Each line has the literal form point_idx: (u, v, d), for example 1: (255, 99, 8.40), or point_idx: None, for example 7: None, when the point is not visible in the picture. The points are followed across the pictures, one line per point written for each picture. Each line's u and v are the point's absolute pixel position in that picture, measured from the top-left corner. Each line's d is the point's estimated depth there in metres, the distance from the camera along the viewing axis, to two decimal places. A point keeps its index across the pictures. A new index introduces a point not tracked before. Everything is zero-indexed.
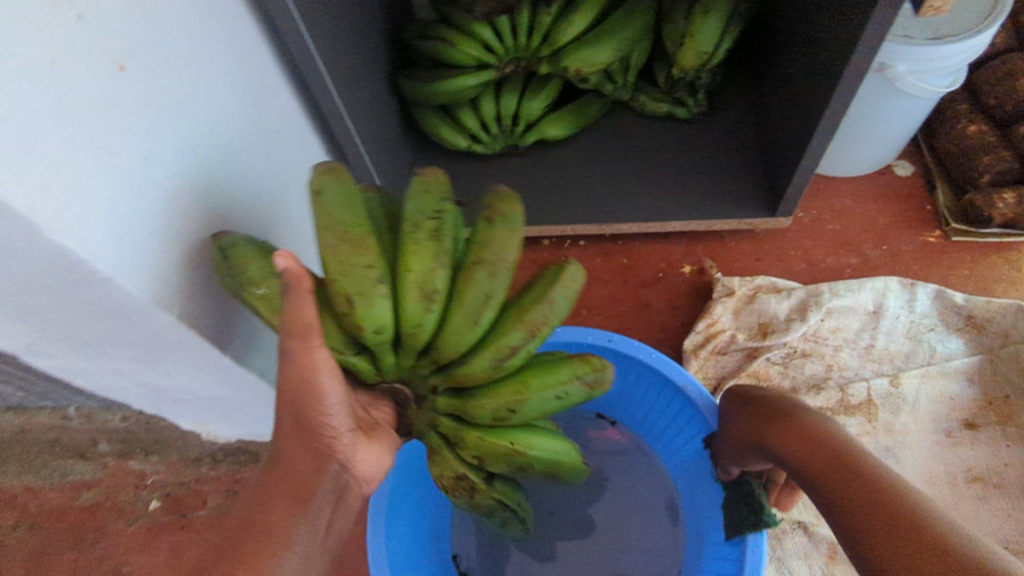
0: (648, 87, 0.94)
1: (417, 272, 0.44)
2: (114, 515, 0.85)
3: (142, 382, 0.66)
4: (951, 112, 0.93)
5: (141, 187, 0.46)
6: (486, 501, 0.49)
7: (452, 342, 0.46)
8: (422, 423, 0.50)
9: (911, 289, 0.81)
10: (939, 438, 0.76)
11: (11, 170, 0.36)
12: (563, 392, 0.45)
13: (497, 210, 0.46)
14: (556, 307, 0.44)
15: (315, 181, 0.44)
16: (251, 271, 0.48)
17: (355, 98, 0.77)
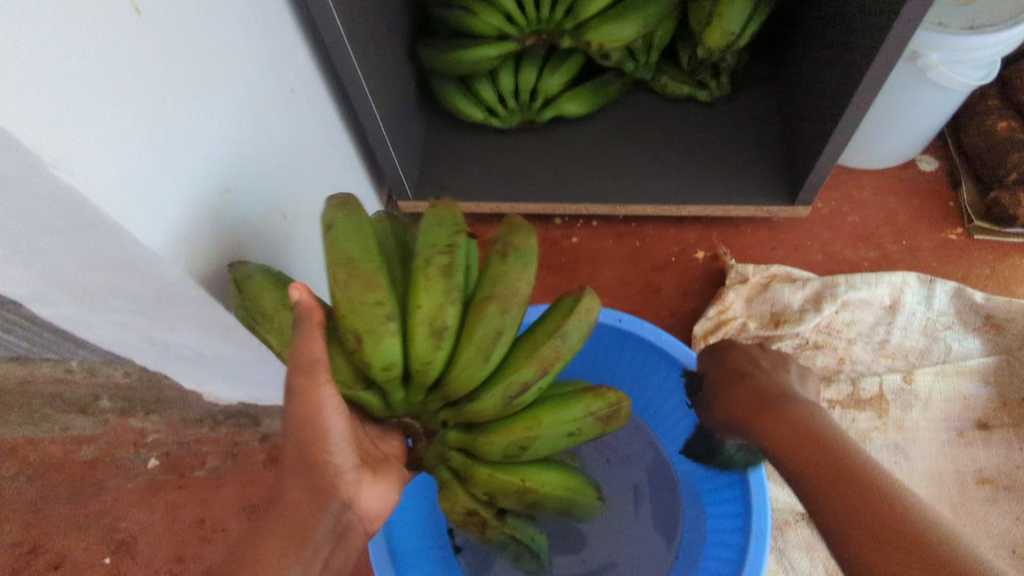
0: (670, 68, 0.92)
1: (427, 308, 0.40)
2: (112, 471, 0.85)
3: (145, 336, 0.66)
4: (982, 107, 0.90)
5: (155, 135, 0.46)
6: (498, 534, 0.47)
7: (462, 380, 0.42)
8: (431, 456, 0.46)
9: (930, 286, 0.78)
10: (950, 436, 0.75)
11: (26, 101, 0.35)
12: (576, 428, 0.44)
13: (511, 245, 0.44)
14: (569, 342, 0.42)
15: (326, 216, 0.41)
16: (265, 301, 0.47)
17: (372, 63, 0.76)
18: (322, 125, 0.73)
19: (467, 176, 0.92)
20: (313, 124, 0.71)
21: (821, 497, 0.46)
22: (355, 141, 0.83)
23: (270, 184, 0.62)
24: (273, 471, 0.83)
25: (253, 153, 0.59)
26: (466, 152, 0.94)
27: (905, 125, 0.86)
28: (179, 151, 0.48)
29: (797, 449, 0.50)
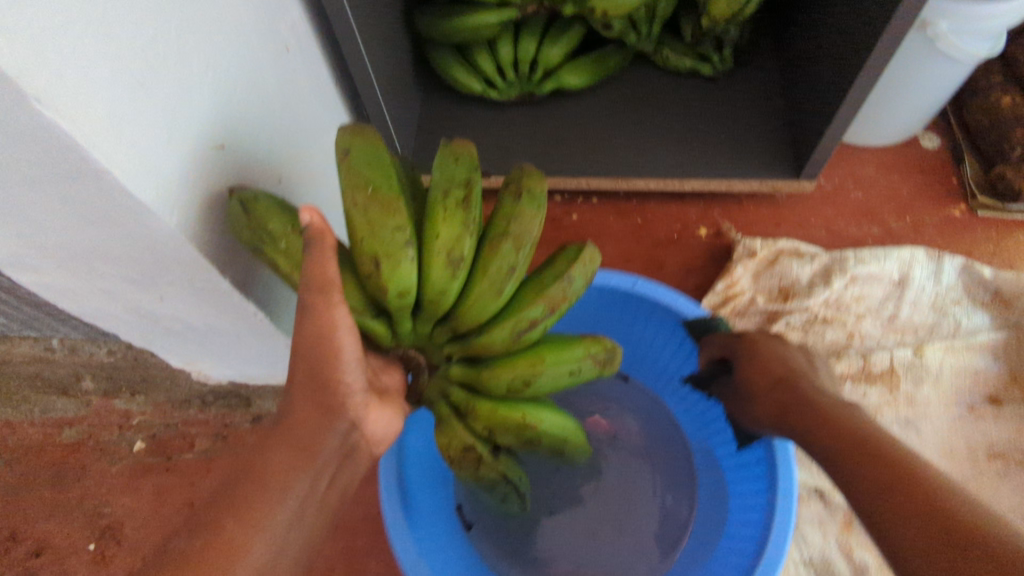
0: (672, 41, 0.91)
1: (445, 238, 0.39)
2: (96, 454, 0.82)
3: (133, 307, 0.63)
4: (985, 83, 0.90)
5: (144, 77, 0.42)
6: (490, 475, 0.45)
7: (472, 311, 0.41)
8: (432, 392, 0.45)
9: (938, 261, 0.78)
10: (962, 412, 0.74)
11: (5, 22, 0.32)
12: (577, 368, 0.42)
13: (525, 184, 0.41)
14: (575, 285, 0.41)
15: (342, 139, 0.39)
16: (273, 227, 0.45)
17: (369, 25, 0.73)
18: (316, 89, 0.70)
19: None
20: (307, 86, 0.68)
21: (878, 511, 0.41)
22: (350, 110, 0.80)
23: (265, 145, 0.59)
24: None
25: (246, 110, 0.56)
26: (463, 125, 0.91)
27: (908, 99, 0.85)
28: (170, 98, 0.45)
29: (847, 457, 0.45)
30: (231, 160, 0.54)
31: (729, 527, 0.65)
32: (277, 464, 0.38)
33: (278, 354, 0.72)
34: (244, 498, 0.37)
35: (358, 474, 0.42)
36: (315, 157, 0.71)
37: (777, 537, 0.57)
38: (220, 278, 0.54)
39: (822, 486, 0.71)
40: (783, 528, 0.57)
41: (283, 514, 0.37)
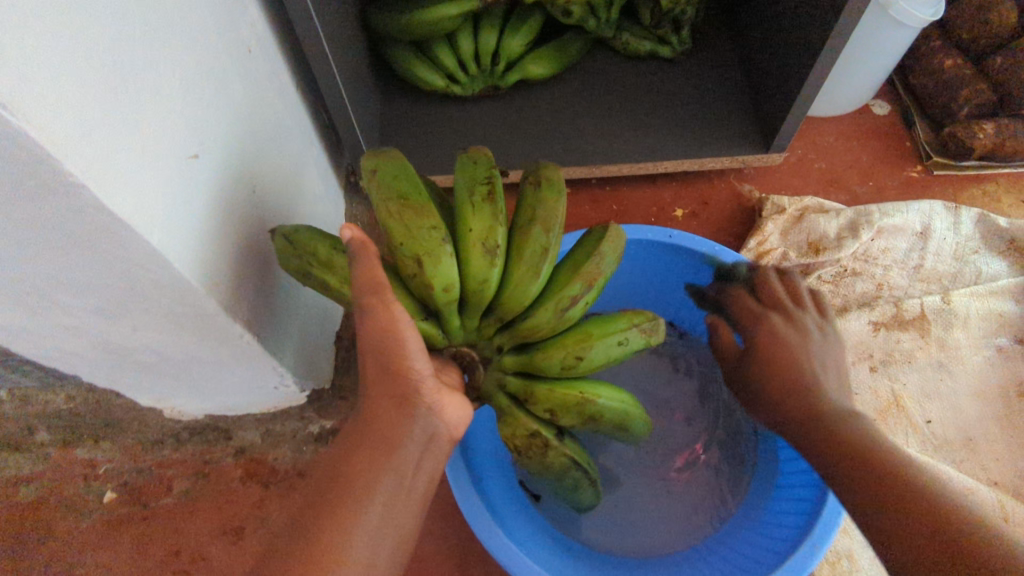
0: (630, 26, 0.90)
1: (477, 230, 0.41)
2: (61, 510, 0.74)
3: (101, 343, 0.57)
4: (926, 48, 0.93)
5: (113, 81, 0.38)
6: (559, 459, 0.45)
7: (513, 300, 0.43)
8: (489, 384, 0.45)
9: (956, 213, 0.83)
10: (991, 352, 0.77)
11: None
12: (624, 338, 0.43)
13: (543, 176, 0.45)
14: (605, 261, 0.43)
15: (371, 159, 0.43)
16: (320, 251, 0.46)
17: (328, 22, 0.69)
18: (280, 91, 0.65)
19: (431, 146, 0.86)
20: (271, 88, 0.63)
21: (865, 503, 0.46)
22: (313, 114, 0.76)
23: (236, 151, 0.54)
24: (254, 486, 0.75)
25: (218, 115, 0.51)
26: (429, 123, 0.88)
27: (861, 68, 0.88)
28: (141, 102, 0.41)
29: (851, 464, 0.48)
30: (207, 169, 0.49)
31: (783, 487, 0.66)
32: (362, 465, 0.40)
33: (266, 380, 0.67)
34: (332, 504, 0.38)
35: (407, 494, 0.40)
36: (286, 165, 0.66)
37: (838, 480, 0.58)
38: (205, 300, 0.49)
39: None
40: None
41: (371, 516, 0.38)
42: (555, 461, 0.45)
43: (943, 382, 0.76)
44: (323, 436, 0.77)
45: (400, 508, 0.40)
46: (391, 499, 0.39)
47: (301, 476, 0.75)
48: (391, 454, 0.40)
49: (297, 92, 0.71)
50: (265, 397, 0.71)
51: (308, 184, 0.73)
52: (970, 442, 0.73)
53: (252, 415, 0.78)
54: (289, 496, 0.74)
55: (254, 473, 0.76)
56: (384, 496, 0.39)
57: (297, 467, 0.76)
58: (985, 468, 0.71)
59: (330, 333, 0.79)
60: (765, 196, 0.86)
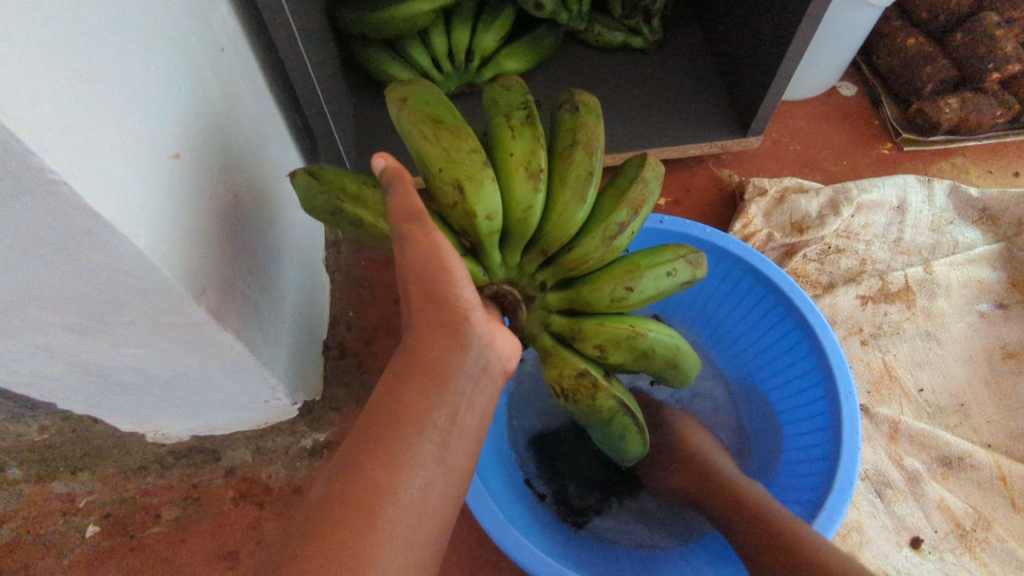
0: (601, 18, 0.90)
1: (520, 153, 0.42)
2: (39, 549, 0.70)
3: (79, 363, 0.53)
4: (889, 30, 0.95)
5: (87, 71, 0.35)
6: (608, 403, 0.44)
7: (557, 228, 0.43)
8: (534, 324, 0.47)
9: (928, 185, 0.84)
10: (973, 319, 0.79)
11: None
12: (673, 268, 0.43)
13: (579, 102, 0.45)
14: (650, 189, 0.44)
15: (399, 90, 0.43)
16: (350, 187, 0.44)
17: (302, 21, 0.67)
18: (255, 94, 0.63)
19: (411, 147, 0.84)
20: (247, 91, 0.61)
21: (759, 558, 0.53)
22: (288, 118, 0.74)
23: (215, 155, 0.52)
24: (248, 506, 0.71)
25: (195, 116, 0.49)
26: None
27: (829, 50, 0.90)
28: (117, 96, 0.38)
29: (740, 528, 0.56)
30: (187, 170, 0.47)
31: (787, 454, 0.68)
32: (415, 397, 0.39)
33: (256, 393, 0.64)
34: (384, 439, 0.38)
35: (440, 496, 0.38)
36: (266, 171, 0.64)
37: (850, 444, 0.60)
38: (191, 309, 0.47)
39: (863, 399, 0.74)
40: (854, 435, 0.60)
41: (425, 452, 0.38)
42: (605, 406, 0.45)
43: (932, 351, 0.77)
44: (317, 450, 0.74)
45: (452, 446, 0.39)
46: (444, 437, 0.39)
47: (297, 492, 0.72)
48: (443, 387, 0.40)
49: (271, 96, 0.68)
50: (255, 412, 0.69)
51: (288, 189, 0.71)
52: (963, 407, 0.74)
53: (241, 433, 0.74)
54: (285, 514, 0.71)
55: (247, 493, 0.72)
56: (436, 433, 0.39)
57: (293, 484, 0.72)
58: (979, 432, 0.73)
59: (317, 340, 0.76)
60: (748, 180, 0.87)
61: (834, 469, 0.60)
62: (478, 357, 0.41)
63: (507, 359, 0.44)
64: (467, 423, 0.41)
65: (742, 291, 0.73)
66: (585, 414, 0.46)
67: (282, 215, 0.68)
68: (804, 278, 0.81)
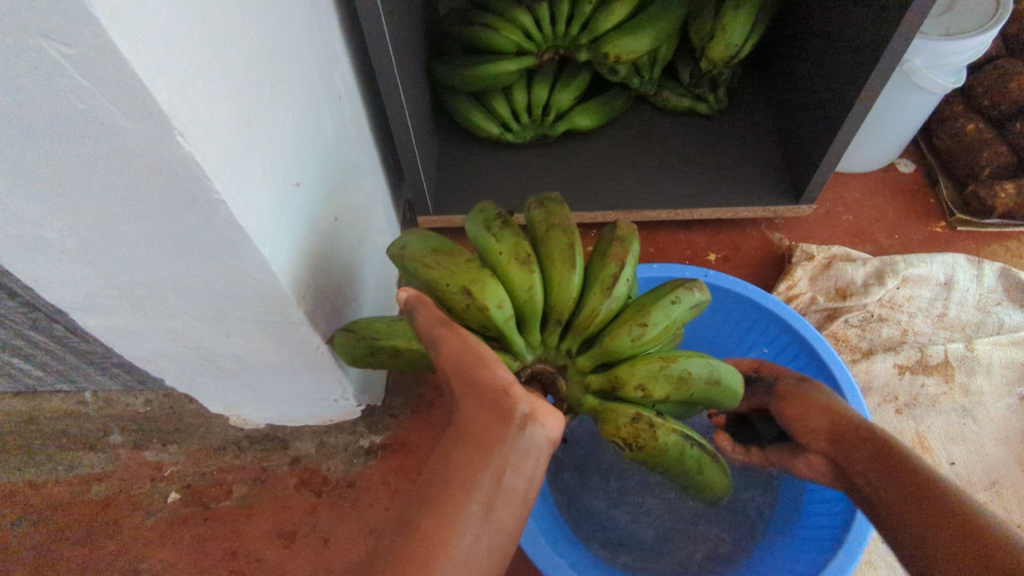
0: (671, 84, 0.99)
1: (507, 248, 0.51)
2: (127, 508, 0.79)
3: (193, 346, 0.63)
4: (950, 113, 1.00)
5: (250, 119, 0.45)
6: (671, 439, 0.47)
7: (561, 300, 0.51)
8: (575, 389, 0.51)
9: (978, 266, 0.87)
10: (1013, 400, 0.80)
11: (154, 53, 0.34)
12: (677, 297, 0.50)
13: (543, 202, 0.56)
14: (631, 244, 0.53)
15: (399, 241, 0.53)
16: (378, 325, 0.54)
17: (406, 73, 0.78)
18: (359, 134, 0.74)
19: (484, 189, 0.93)
20: (354, 131, 0.71)
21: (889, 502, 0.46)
22: (382, 153, 0.84)
23: (326, 185, 0.62)
24: (307, 494, 0.79)
25: (316, 153, 0.59)
26: (482, 167, 0.96)
27: (888, 129, 0.94)
28: (266, 136, 0.48)
29: (916, 515, 0.43)
30: (304, 195, 0.56)
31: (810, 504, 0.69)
32: (461, 465, 0.41)
33: (329, 391, 0.72)
34: (434, 498, 0.40)
35: (515, 488, 0.42)
36: (359, 199, 0.74)
37: None
38: (293, 309, 0.55)
39: None
40: None
41: (472, 513, 0.40)
42: (669, 444, 0.47)
43: (967, 427, 0.79)
44: (372, 450, 0.82)
45: (499, 508, 0.41)
46: (489, 499, 0.40)
47: (351, 486, 0.79)
48: (488, 453, 0.41)
49: (372, 135, 0.79)
50: (324, 408, 0.77)
51: (376, 216, 0.80)
52: (995, 484, 0.75)
53: (309, 427, 0.83)
54: (339, 505, 0.78)
55: (308, 483, 0.80)
56: (482, 495, 0.40)
57: (348, 478, 0.80)
58: (1009, 512, 0.74)
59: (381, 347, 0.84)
60: (795, 244, 0.91)
61: (850, 521, 0.61)
62: (522, 429, 0.42)
63: (554, 430, 0.44)
64: (513, 486, 0.41)
65: (778, 345, 0.77)
66: (655, 459, 0.48)
67: (369, 237, 0.77)
68: (844, 343, 0.84)
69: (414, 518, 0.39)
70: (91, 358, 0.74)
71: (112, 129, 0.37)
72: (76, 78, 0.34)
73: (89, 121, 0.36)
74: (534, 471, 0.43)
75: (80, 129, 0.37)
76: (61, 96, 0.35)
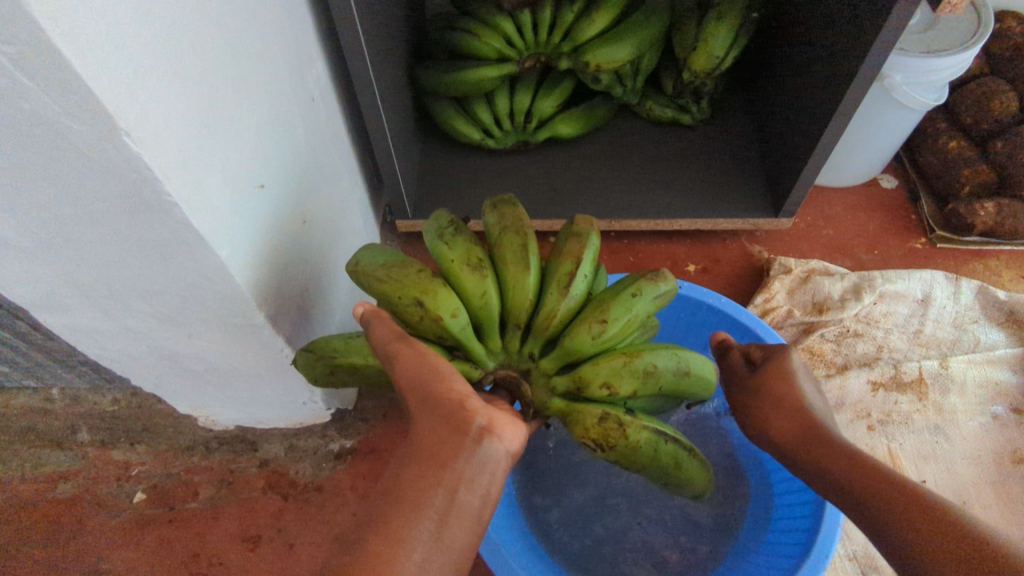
0: (654, 94, 0.99)
1: (459, 254, 0.51)
2: (92, 508, 0.78)
3: (155, 346, 0.63)
4: (932, 129, 1.00)
5: (208, 120, 0.44)
6: (642, 434, 0.46)
7: (518, 303, 0.51)
8: (541, 393, 0.50)
9: (956, 283, 0.87)
10: (986, 419, 0.80)
11: (102, 59, 0.34)
12: (636, 290, 0.50)
13: (496, 203, 0.56)
14: (587, 239, 0.53)
15: (354, 256, 0.51)
16: (335, 343, 0.53)
17: (384, 78, 0.77)
18: (334, 137, 0.73)
19: (463, 194, 0.93)
20: (327, 134, 0.71)
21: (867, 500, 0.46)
22: (359, 156, 0.84)
23: (295, 186, 0.61)
24: (274, 497, 0.78)
25: (284, 155, 0.59)
26: (463, 172, 0.95)
27: (869, 144, 0.94)
28: (225, 138, 0.47)
29: (897, 513, 0.43)
30: (269, 197, 0.56)
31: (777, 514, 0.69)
32: (415, 480, 0.41)
33: (295, 394, 0.72)
34: (386, 516, 0.40)
35: (470, 504, 0.41)
36: (332, 203, 0.73)
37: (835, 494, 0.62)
38: (254, 312, 0.55)
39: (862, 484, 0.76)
40: None
41: (423, 529, 0.40)
42: (641, 441, 0.46)
43: (939, 445, 0.79)
44: (342, 455, 0.81)
45: (451, 527, 0.40)
46: (442, 515, 0.40)
47: (319, 490, 0.79)
48: (442, 468, 0.41)
49: (347, 138, 0.79)
50: (292, 411, 0.77)
51: (351, 220, 0.80)
52: (965, 504, 0.75)
53: (278, 429, 0.82)
54: (306, 509, 0.77)
55: (275, 486, 0.79)
56: (435, 511, 0.40)
57: (316, 482, 0.79)
58: None
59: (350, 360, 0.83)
60: (774, 258, 0.91)
61: (817, 529, 0.62)
62: (478, 443, 0.42)
63: (514, 441, 0.43)
64: (468, 502, 0.41)
65: None
66: (628, 457, 0.48)
67: (342, 238, 0.77)
68: (819, 357, 0.83)
69: (365, 534, 0.39)
70: (58, 355, 0.74)
71: (57, 128, 0.36)
72: (17, 76, 0.33)
73: (37, 122, 0.36)
74: (491, 486, 0.42)
75: (24, 128, 0.37)
76: (4, 94, 0.35)
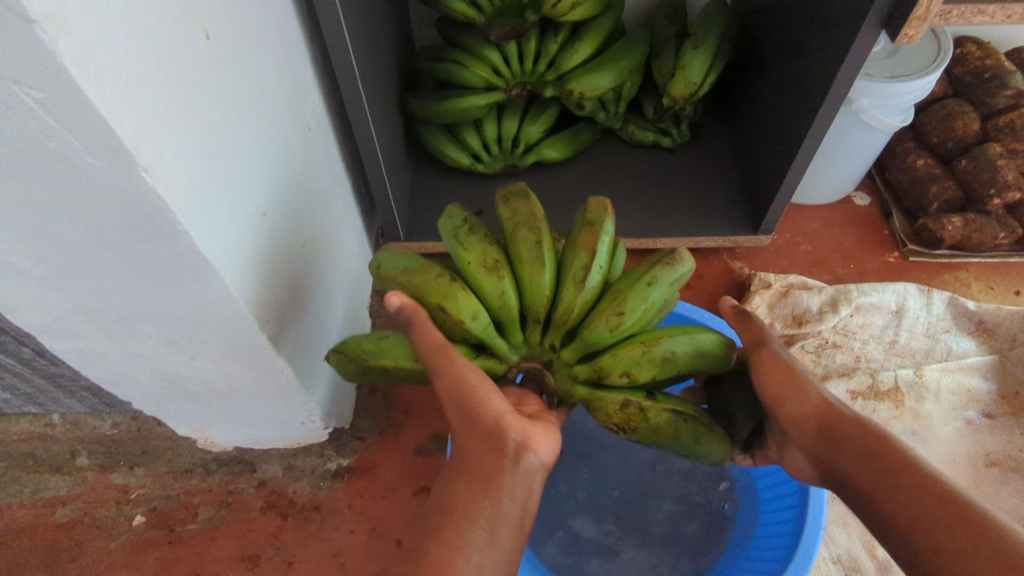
0: (636, 118, 1.02)
1: (476, 256, 0.54)
2: (92, 531, 0.79)
3: (159, 370, 0.65)
4: (901, 149, 1.04)
5: (215, 153, 0.47)
6: (661, 418, 0.50)
7: (536, 297, 0.53)
8: (563, 381, 0.53)
9: (928, 295, 0.90)
10: (960, 424, 0.84)
11: (123, 100, 0.37)
12: (651, 278, 0.52)
13: (509, 193, 0.57)
14: (602, 226, 0.54)
15: (375, 259, 0.55)
16: (365, 344, 0.54)
17: (377, 107, 0.81)
18: (329, 164, 0.76)
19: None
20: (324, 162, 0.74)
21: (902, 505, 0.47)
22: (353, 181, 0.86)
23: (292, 212, 0.64)
24: (273, 516, 0.80)
25: (282, 182, 0.61)
26: (454, 195, 0.99)
27: (842, 162, 0.98)
28: (230, 170, 0.50)
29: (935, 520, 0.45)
30: (270, 224, 0.58)
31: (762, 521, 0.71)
32: (463, 494, 0.44)
33: (294, 414, 0.74)
34: (440, 529, 0.42)
35: (513, 514, 0.44)
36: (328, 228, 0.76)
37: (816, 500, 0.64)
38: (256, 334, 0.57)
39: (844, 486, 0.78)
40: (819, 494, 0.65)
41: (475, 539, 0.42)
42: (661, 422, 0.50)
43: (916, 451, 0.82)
44: (339, 473, 0.83)
45: (501, 535, 0.43)
46: (491, 525, 0.43)
47: (317, 509, 0.80)
48: (488, 484, 0.44)
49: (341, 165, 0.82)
50: (291, 432, 0.78)
51: (346, 242, 0.83)
52: None
53: (276, 449, 0.84)
54: (305, 528, 0.79)
55: (274, 506, 0.81)
56: (484, 523, 0.43)
57: (315, 501, 0.81)
58: None
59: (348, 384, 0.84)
60: (754, 273, 0.94)
61: (801, 531, 0.64)
62: (517, 459, 0.45)
63: (548, 454, 0.46)
64: (512, 512, 0.44)
65: None
66: (650, 437, 0.52)
67: (338, 261, 0.79)
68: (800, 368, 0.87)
69: (422, 546, 0.42)
70: (59, 380, 0.76)
71: (80, 165, 0.39)
72: (45, 118, 0.36)
73: (58, 159, 0.39)
74: (529, 497, 0.45)
75: (48, 165, 0.39)
76: (31, 136, 0.37)
